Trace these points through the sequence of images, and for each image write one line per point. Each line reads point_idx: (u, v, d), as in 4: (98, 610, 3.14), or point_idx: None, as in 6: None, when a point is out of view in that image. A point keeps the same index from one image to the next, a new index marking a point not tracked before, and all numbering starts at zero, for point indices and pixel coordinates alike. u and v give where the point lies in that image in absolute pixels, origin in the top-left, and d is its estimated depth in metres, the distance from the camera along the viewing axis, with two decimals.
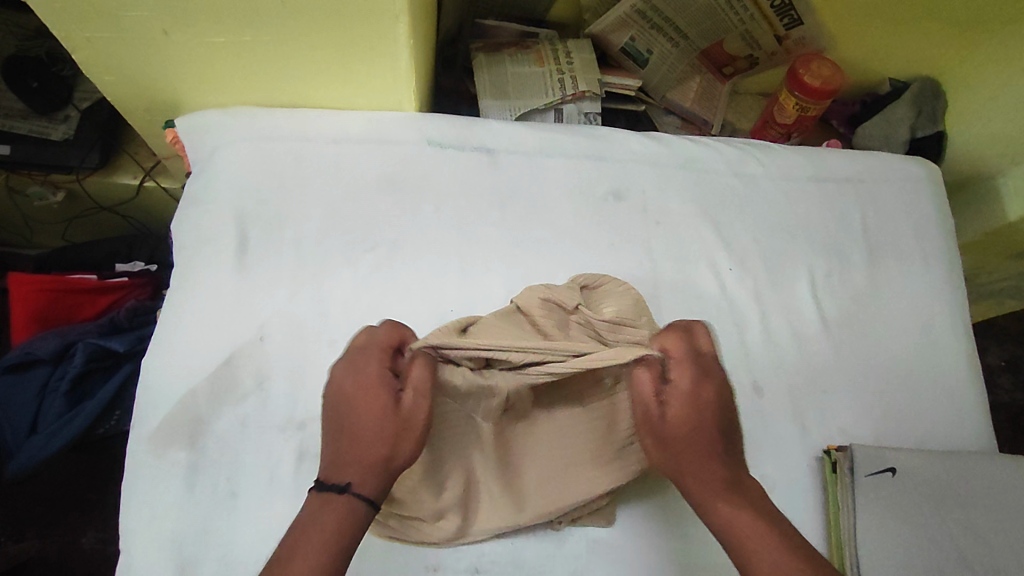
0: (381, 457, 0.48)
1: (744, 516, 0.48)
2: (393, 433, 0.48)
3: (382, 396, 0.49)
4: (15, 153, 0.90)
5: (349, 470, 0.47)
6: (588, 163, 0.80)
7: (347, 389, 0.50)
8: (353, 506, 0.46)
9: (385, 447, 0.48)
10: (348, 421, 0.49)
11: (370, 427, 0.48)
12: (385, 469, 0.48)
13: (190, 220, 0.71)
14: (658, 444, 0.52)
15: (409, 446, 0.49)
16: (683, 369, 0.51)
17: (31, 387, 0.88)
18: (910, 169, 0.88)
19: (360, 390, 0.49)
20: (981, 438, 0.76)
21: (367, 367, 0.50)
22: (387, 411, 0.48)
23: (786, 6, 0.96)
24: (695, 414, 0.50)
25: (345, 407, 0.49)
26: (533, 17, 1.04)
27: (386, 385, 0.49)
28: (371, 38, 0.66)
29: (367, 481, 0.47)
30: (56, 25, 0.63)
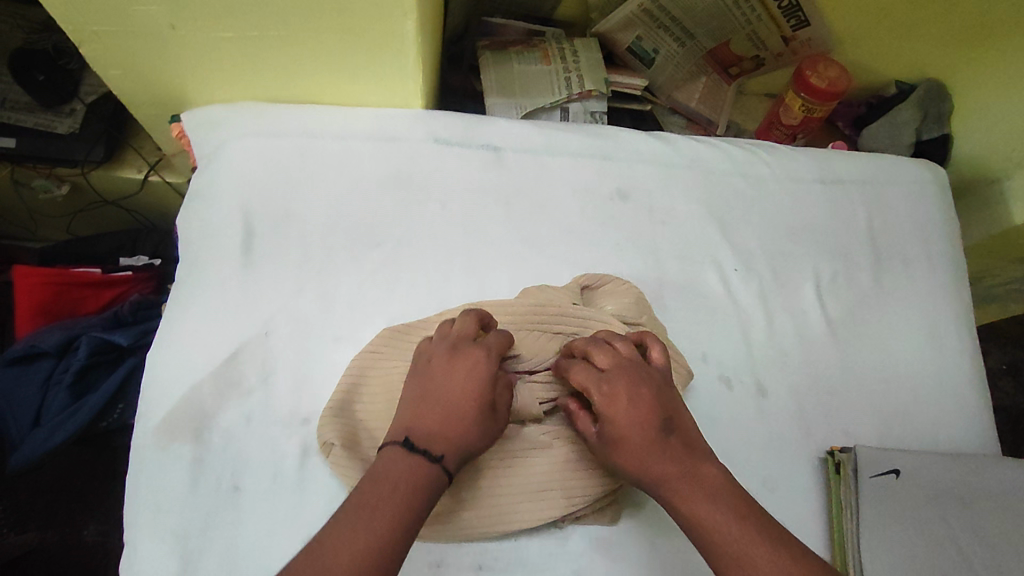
0: (472, 444, 0.53)
1: (707, 511, 0.49)
2: (488, 424, 0.54)
3: (492, 387, 0.55)
4: (20, 146, 0.90)
5: (444, 444, 0.51)
6: (594, 162, 0.80)
7: (464, 370, 0.55)
8: (435, 480, 0.50)
9: (478, 435, 0.54)
10: (459, 399, 0.54)
11: (474, 411, 0.54)
12: (469, 455, 0.53)
13: (197, 214, 0.71)
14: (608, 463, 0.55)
15: (489, 442, 0.55)
16: (595, 394, 0.55)
17: (35, 379, 0.88)
18: (915, 171, 0.88)
19: (478, 376, 0.55)
20: (984, 442, 0.76)
21: (490, 360, 0.56)
22: (493, 402, 0.55)
23: (793, 7, 0.96)
24: (621, 428, 0.53)
25: (456, 386, 0.54)
26: (539, 15, 1.04)
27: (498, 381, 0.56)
28: (378, 35, 0.66)
29: (455, 460, 0.52)
30: (64, 18, 0.63)
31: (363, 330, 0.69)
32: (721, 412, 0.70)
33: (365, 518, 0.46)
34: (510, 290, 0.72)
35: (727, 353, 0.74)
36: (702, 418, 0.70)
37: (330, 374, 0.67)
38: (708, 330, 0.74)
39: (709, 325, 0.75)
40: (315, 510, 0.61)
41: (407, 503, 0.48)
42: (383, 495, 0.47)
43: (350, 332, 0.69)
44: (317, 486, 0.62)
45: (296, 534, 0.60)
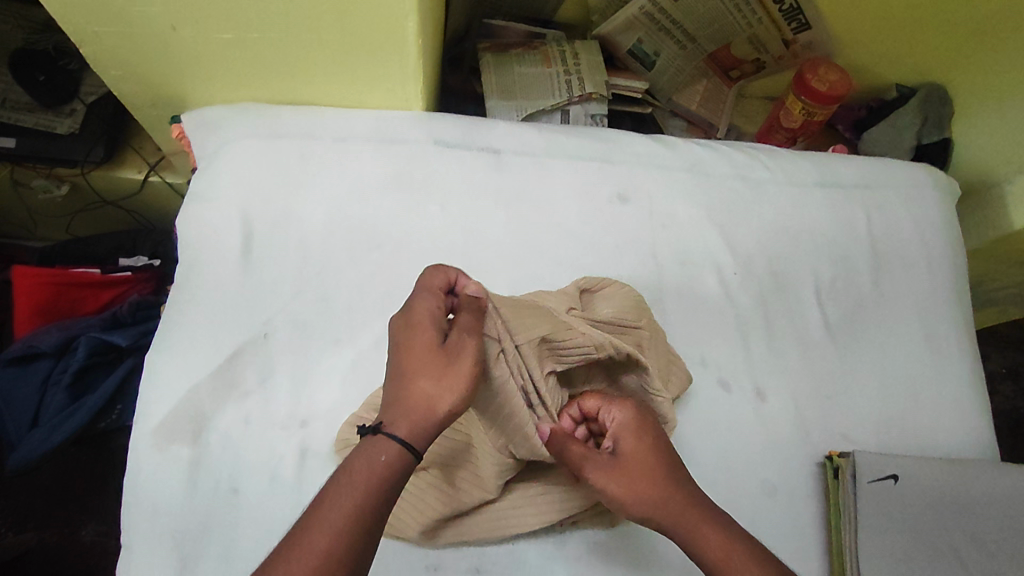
0: (422, 399, 0.49)
1: (702, 526, 0.53)
2: (438, 374, 0.49)
3: (425, 337, 0.50)
4: (20, 146, 0.90)
5: (389, 414, 0.49)
6: (594, 165, 0.80)
7: (399, 334, 0.51)
8: (389, 448, 0.48)
9: (426, 388, 0.49)
10: (399, 362, 0.50)
11: (413, 368, 0.50)
12: (427, 415, 0.49)
13: (196, 216, 0.71)
14: (621, 486, 0.54)
15: (446, 390, 0.49)
16: (619, 408, 0.59)
17: (33, 380, 0.88)
18: (915, 175, 0.88)
19: (409, 327, 0.51)
20: (983, 446, 0.76)
21: (421, 310, 0.51)
22: (432, 352, 0.50)
23: (794, 10, 0.97)
24: (647, 445, 0.56)
25: (395, 348, 0.51)
26: (541, 18, 1.04)
27: (433, 325, 0.51)
28: (379, 37, 0.66)
29: (405, 425, 0.49)
30: (65, 19, 0.63)
31: (362, 333, 0.69)
32: (719, 416, 0.70)
33: (334, 497, 0.46)
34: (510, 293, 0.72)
35: (726, 356, 0.74)
36: (700, 422, 0.70)
37: (329, 376, 0.67)
38: (707, 334, 0.74)
39: (708, 327, 0.75)
40: None
41: (377, 475, 0.47)
42: (363, 459, 0.47)
43: (349, 334, 0.69)
44: (315, 489, 0.62)
45: None
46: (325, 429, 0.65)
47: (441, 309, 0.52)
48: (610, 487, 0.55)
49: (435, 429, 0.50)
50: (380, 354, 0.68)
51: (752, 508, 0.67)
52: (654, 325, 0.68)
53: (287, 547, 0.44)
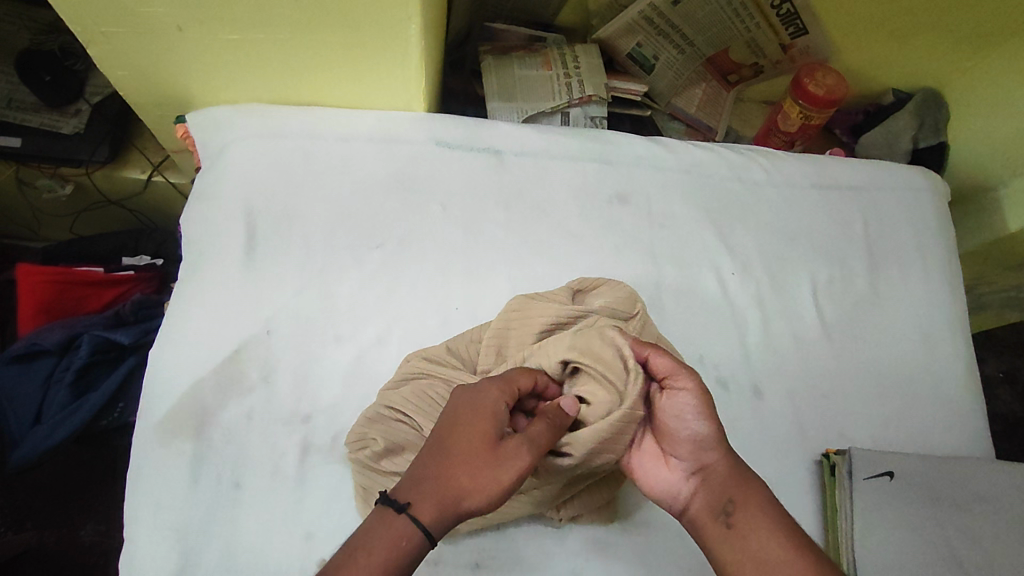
0: (460, 491, 0.47)
1: (746, 479, 0.53)
2: (484, 470, 0.47)
3: (490, 429, 0.49)
4: (26, 145, 0.91)
5: (422, 494, 0.46)
6: (593, 166, 0.81)
7: (462, 411, 0.50)
8: (412, 534, 0.45)
9: (465, 480, 0.47)
10: (451, 443, 0.48)
11: (466, 453, 0.48)
12: (457, 507, 0.46)
13: (200, 214, 0.72)
14: (702, 409, 0.54)
15: (486, 489, 0.47)
16: (684, 377, 0.55)
17: (36, 377, 0.88)
18: (911, 178, 0.89)
19: (477, 416, 0.49)
20: (978, 446, 0.76)
21: (488, 399, 0.51)
22: (489, 445, 0.48)
23: (792, 15, 0.98)
24: (708, 415, 0.54)
25: (449, 425, 0.49)
26: (541, 22, 1.05)
27: (497, 419, 0.50)
28: (384, 39, 0.67)
29: (431, 508, 0.46)
30: (74, 19, 0.64)
31: (364, 330, 0.70)
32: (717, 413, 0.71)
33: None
34: (510, 295, 0.72)
35: (725, 356, 0.74)
36: None
37: (332, 373, 0.68)
38: (706, 334, 0.75)
39: (706, 326, 0.75)
40: (315, 506, 0.62)
41: (390, 562, 0.44)
42: (371, 543, 0.44)
43: (352, 330, 0.69)
44: (317, 484, 0.63)
45: (296, 531, 0.61)
46: (327, 424, 0.65)
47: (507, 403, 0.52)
48: (689, 404, 0.55)
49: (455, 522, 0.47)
50: (382, 352, 0.69)
51: None
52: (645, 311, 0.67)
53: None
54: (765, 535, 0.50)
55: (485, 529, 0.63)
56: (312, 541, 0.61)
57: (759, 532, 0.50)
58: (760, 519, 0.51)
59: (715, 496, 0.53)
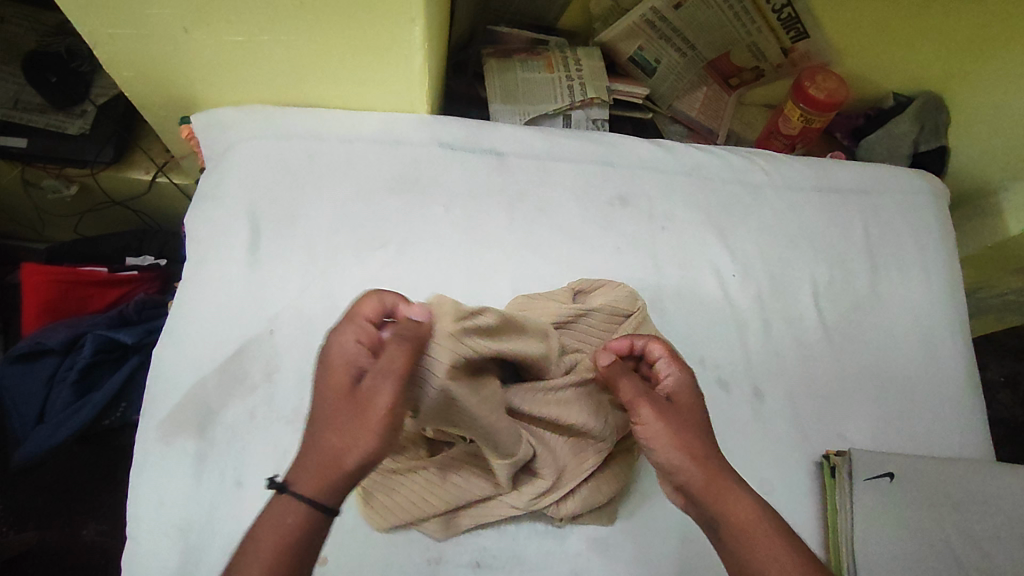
0: (331, 449, 0.47)
1: (734, 493, 0.50)
2: (348, 422, 0.48)
3: (343, 378, 0.49)
4: (31, 146, 0.92)
5: (302, 468, 0.47)
6: (594, 168, 0.81)
7: (321, 372, 0.50)
8: (292, 506, 0.46)
9: (337, 437, 0.47)
10: (317, 409, 0.49)
11: (328, 413, 0.48)
12: (333, 465, 0.47)
13: (204, 215, 0.72)
14: (655, 439, 0.54)
15: (357, 438, 0.47)
16: (634, 412, 0.55)
17: (39, 376, 0.89)
18: (911, 182, 0.89)
19: (328, 369, 0.50)
20: (980, 448, 0.76)
21: (341, 347, 0.50)
22: (345, 396, 0.48)
23: (792, 19, 0.99)
24: (664, 442, 0.53)
25: (317, 392, 0.50)
26: (544, 25, 1.06)
27: (350, 365, 0.49)
28: (387, 42, 0.68)
29: (311, 476, 0.46)
30: (80, 21, 0.65)
31: None
32: (718, 414, 0.71)
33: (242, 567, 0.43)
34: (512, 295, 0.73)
35: (725, 357, 0.75)
36: None
37: None
38: (707, 334, 0.75)
39: (708, 329, 0.76)
40: None
41: (283, 542, 0.44)
42: (259, 528, 0.45)
43: None
44: None
45: None
46: None
47: (364, 344, 0.50)
48: (645, 437, 0.54)
49: (347, 482, 0.47)
50: None
51: None
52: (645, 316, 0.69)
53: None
54: (755, 553, 0.47)
55: (484, 528, 0.63)
56: None
57: (755, 548, 0.47)
58: (739, 537, 0.48)
59: (704, 517, 0.51)
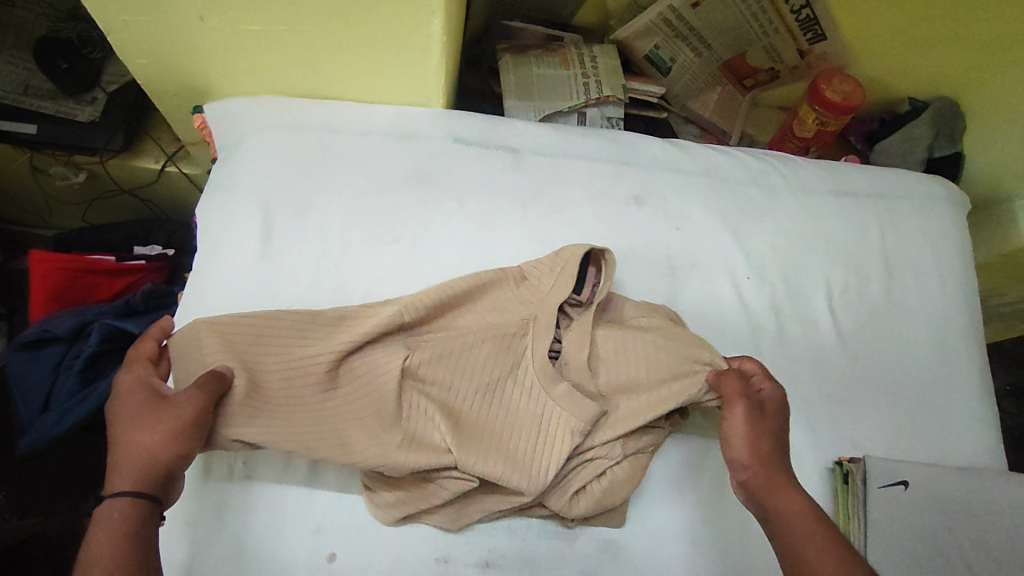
0: (145, 448, 0.50)
1: (783, 489, 0.54)
2: (151, 423, 0.52)
3: (140, 397, 0.54)
4: (41, 132, 0.91)
5: (117, 474, 0.50)
6: (610, 167, 0.80)
7: (113, 411, 0.55)
8: (119, 506, 0.48)
9: (145, 438, 0.51)
10: (115, 431, 0.52)
11: (128, 426, 0.52)
12: (150, 460, 0.50)
13: (216, 206, 0.72)
14: (748, 435, 0.58)
15: (167, 437, 0.51)
16: (736, 402, 0.59)
17: (46, 363, 0.88)
18: (929, 188, 0.88)
19: (125, 399, 0.55)
20: (991, 457, 0.76)
21: (129, 384, 0.56)
22: (147, 408, 0.53)
23: (810, 20, 0.98)
24: (757, 437, 0.58)
25: (114, 423, 0.53)
26: (559, 21, 1.05)
27: (145, 389, 0.55)
28: (405, 35, 0.67)
29: (129, 476, 0.49)
30: (94, 7, 0.64)
31: None
32: None
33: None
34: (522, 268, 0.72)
35: None
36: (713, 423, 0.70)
37: None
38: (718, 337, 0.75)
39: (721, 332, 0.75)
40: (324, 500, 0.61)
41: (118, 534, 0.46)
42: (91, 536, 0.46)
43: None
44: (327, 477, 0.62)
45: (304, 525, 0.60)
46: None
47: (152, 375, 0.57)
48: (739, 428, 0.58)
49: (162, 477, 0.51)
50: None
51: None
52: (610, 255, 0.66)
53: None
54: (796, 537, 0.51)
55: (493, 528, 0.62)
56: (323, 535, 0.60)
57: (789, 520, 0.52)
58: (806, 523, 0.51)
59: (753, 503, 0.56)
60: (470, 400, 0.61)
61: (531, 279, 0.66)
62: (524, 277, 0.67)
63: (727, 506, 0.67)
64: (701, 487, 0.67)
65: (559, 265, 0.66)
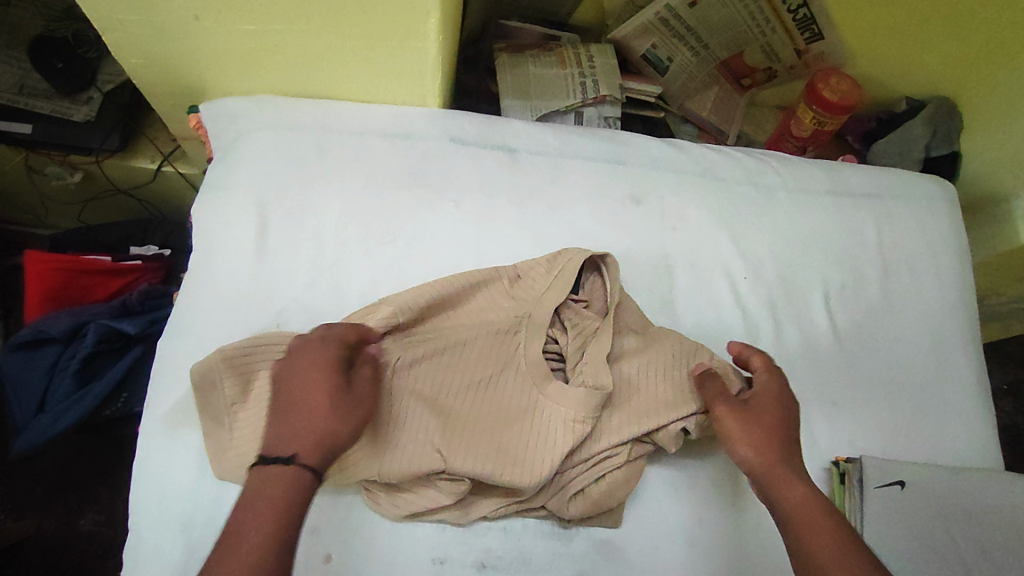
0: (332, 432, 0.51)
1: (789, 481, 0.55)
2: (341, 408, 0.53)
3: (331, 372, 0.54)
4: (35, 132, 0.91)
5: (297, 440, 0.50)
6: (606, 166, 0.80)
7: (295, 372, 0.54)
8: (298, 476, 0.48)
9: (333, 423, 0.52)
10: (303, 397, 0.52)
11: (320, 400, 0.52)
12: (332, 445, 0.51)
13: (211, 205, 0.71)
14: (737, 433, 0.58)
15: (352, 427, 0.53)
16: (720, 405, 0.60)
17: (41, 365, 0.88)
18: (926, 188, 0.88)
19: (314, 367, 0.54)
20: (988, 457, 0.76)
21: (312, 350, 0.55)
22: (339, 389, 0.53)
23: (806, 20, 0.97)
24: (746, 435, 0.58)
25: (298, 386, 0.53)
26: (556, 20, 1.05)
27: (336, 364, 0.54)
28: (401, 35, 0.67)
29: (313, 451, 0.50)
30: (88, 6, 0.64)
31: None
32: None
33: (241, 532, 0.45)
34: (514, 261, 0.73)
35: None
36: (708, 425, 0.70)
37: None
38: (715, 337, 0.75)
39: (717, 330, 0.75)
40: (318, 503, 0.61)
41: (288, 501, 0.47)
42: (262, 499, 0.47)
43: None
44: None
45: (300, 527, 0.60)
46: None
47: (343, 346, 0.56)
48: (730, 428, 0.59)
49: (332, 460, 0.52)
50: None
51: (758, 513, 0.68)
52: (611, 259, 0.69)
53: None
54: (799, 528, 0.52)
55: (490, 529, 0.62)
56: (318, 536, 0.60)
57: (796, 515, 0.53)
58: (808, 515, 0.52)
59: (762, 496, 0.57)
60: (461, 396, 0.61)
61: (521, 278, 0.68)
62: (519, 276, 0.68)
63: (722, 504, 0.67)
64: (698, 485, 0.67)
65: (557, 267, 0.67)
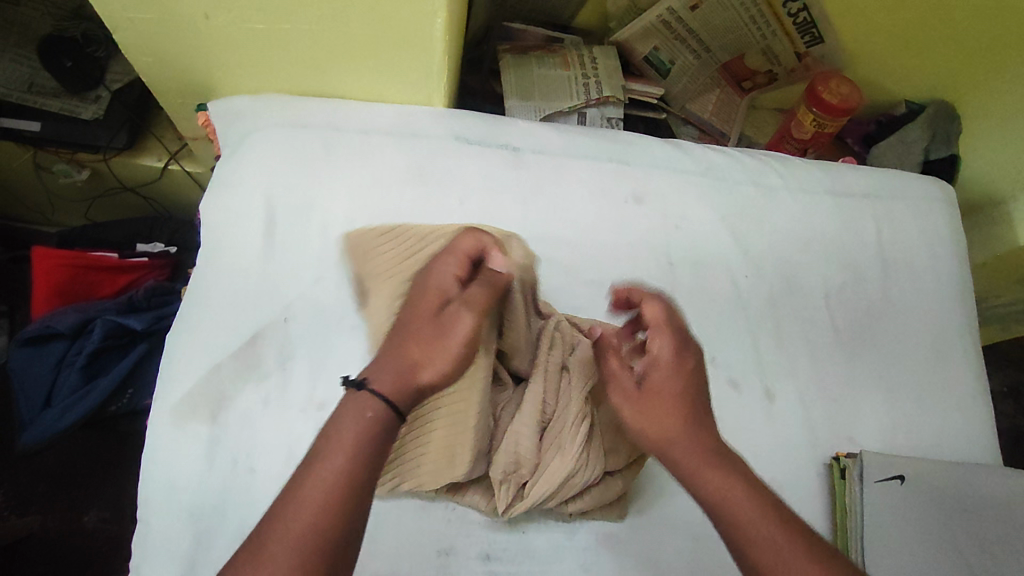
0: (411, 365, 0.51)
1: (710, 468, 0.52)
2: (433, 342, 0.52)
3: (432, 299, 0.54)
4: (45, 130, 0.92)
5: (380, 369, 0.50)
6: (609, 165, 0.81)
7: (411, 299, 0.55)
8: (374, 404, 0.48)
9: (419, 354, 0.52)
10: (402, 326, 0.53)
11: (424, 330, 0.53)
12: (411, 379, 0.50)
13: (219, 201, 0.72)
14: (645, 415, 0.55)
15: (435, 364, 0.52)
16: (617, 390, 0.57)
17: (48, 360, 0.89)
18: (925, 189, 0.90)
19: (421, 293, 0.55)
20: (986, 454, 0.77)
21: (434, 275, 0.56)
22: (432, 318, 0.53)
23: (806, 23, 0.99)
24: (654, 423, 0.54)
25: (406, 315, 0.54)
26: (559, 23, 1.06)
27: (441, 291, 0.55)
28: (408, 34, 0.68)
29: (387, 382, 0.49)
30: (100, 3, 0.64)
31: None
32: (727, 414, 0.71)
33: (318, 457, 0.45)
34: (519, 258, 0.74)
35: (735, 355, 0.74)
36: None
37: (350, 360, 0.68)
38: (717, 333, 0.75)
39: (718, 327, 0.76)
40: None
41: (367, 430, 0.46)
42: (338, 428, 0.46)
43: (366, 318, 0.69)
44: None
45: None
46: None
47: (459, 276, 0.56)
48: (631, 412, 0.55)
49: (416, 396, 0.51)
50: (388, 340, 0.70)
51: None
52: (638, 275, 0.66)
53: (281, 512, 0.43)
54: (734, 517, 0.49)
55: (496, 522, 0.63)
56: None
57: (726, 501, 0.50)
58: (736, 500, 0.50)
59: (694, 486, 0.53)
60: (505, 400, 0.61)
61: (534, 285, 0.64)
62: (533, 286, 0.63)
63: None
64: None
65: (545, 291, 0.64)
